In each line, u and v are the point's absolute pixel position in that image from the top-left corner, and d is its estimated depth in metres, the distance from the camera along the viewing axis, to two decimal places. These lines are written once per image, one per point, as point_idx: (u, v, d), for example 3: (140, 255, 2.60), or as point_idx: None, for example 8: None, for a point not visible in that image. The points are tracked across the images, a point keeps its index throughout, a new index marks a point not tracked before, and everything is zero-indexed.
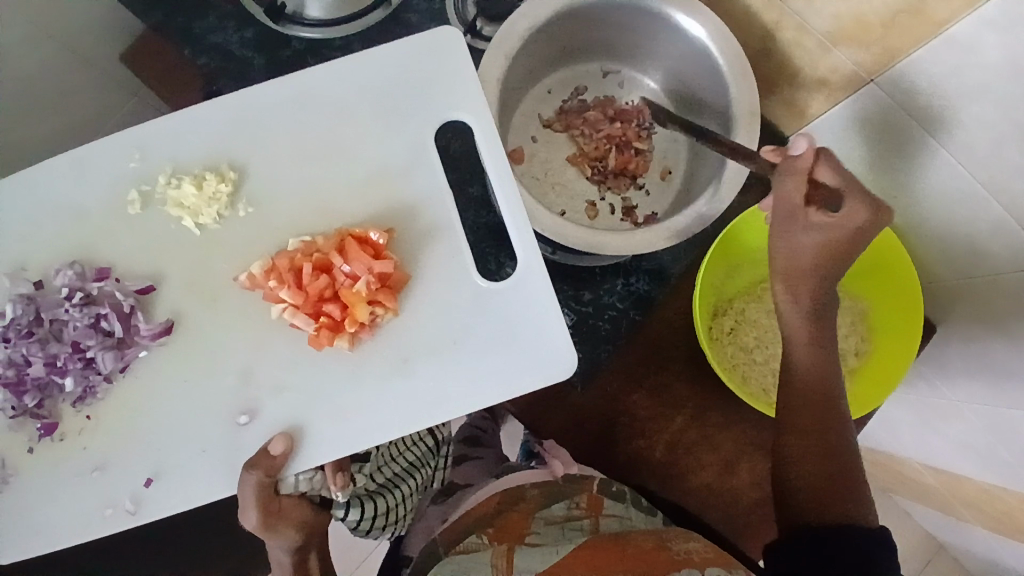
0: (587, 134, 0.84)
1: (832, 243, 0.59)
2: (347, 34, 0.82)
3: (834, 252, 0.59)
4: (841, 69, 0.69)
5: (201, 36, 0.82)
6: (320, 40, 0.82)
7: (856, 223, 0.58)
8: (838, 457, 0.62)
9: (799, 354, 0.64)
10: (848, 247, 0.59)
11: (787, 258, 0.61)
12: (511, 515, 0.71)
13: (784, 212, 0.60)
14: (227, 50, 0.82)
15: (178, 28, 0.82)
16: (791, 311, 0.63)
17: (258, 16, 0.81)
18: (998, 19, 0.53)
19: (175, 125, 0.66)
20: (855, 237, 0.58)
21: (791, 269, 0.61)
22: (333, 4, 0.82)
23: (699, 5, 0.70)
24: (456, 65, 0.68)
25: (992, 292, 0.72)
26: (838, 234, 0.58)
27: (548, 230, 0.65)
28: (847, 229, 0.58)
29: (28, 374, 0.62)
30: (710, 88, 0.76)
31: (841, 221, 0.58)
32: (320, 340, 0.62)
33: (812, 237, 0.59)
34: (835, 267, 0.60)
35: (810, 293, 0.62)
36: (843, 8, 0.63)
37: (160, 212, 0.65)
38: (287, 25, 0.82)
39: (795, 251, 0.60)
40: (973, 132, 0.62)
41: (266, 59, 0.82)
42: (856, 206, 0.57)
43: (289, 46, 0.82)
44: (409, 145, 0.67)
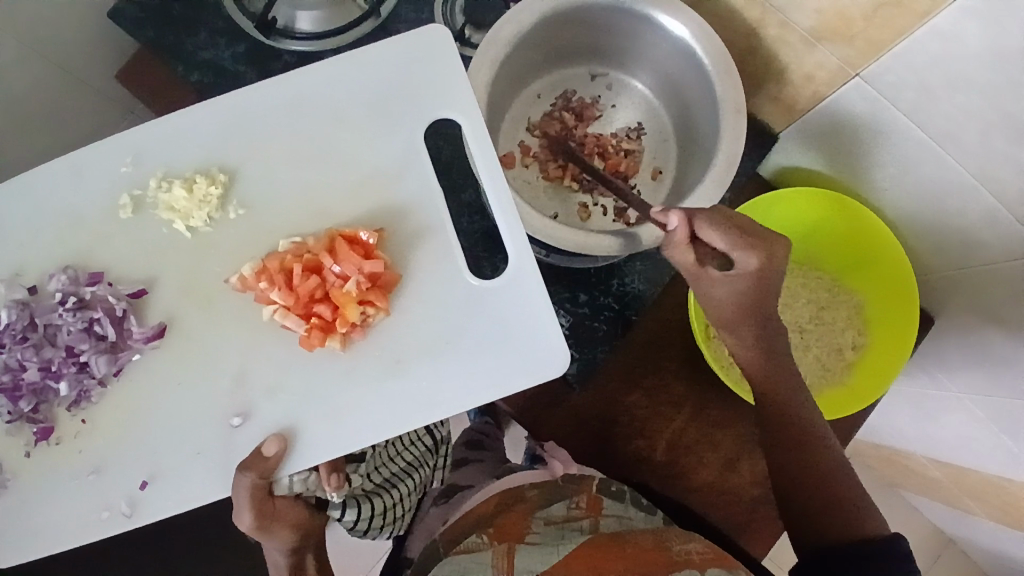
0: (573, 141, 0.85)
1: (745, 296, 0.59)
2: (338, 45, 0.82)
3: (749, 303, 0.59)
4: (826, 65, 0.69)
5: (192, 52, 0.83)
6: (312, 53, 0.83)
7: (754, 274, 0.57)
8: (825, 480, 0.61)
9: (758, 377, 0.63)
10: (761, 294, 0.59)
11: (712, 315, 0.61)
12: (509, 515, 0.71)
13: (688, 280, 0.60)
14: (218, 65, 0.83)
15: (168, 43, 0.83)
16: (745, 355, 0.63)
17: (249, 30, 0.82)
18: (977, 6, 0.53)
19: (165, 130, 0.66)
20: (763, 285, 0.58)
21: (723, 324, 0.61)
22: (322, 16, 0.83)
23: (679, 5, 0.71)
24: (442, 67, 0.69)
25: (988, 279, 0.72)
26: (744, 289, 0.58)
27: (539, 232, 0.67)
28: (751, 281, 0.58)
29: (23, 379, 0.62)
30: (697, 86, 0.77)
31: (740, 277, 0.58)
32: (311, 340, 0.62)
33: (722, 295, 0.59)
34: (759, 311, 0.60)
35: (753, 334, 0.61)
36: (825, 2, 0.63)
37: (151, 216, 0.66)
38: (278, 39, 0.82)
39: (715, 309, 0.60)
40: (959, 120, 0.62)
41: (258, 71, 0.83)
42: (747, 259, 0.57)
43: (280, 59, 0.83)
44: (398, 146, 0.67)
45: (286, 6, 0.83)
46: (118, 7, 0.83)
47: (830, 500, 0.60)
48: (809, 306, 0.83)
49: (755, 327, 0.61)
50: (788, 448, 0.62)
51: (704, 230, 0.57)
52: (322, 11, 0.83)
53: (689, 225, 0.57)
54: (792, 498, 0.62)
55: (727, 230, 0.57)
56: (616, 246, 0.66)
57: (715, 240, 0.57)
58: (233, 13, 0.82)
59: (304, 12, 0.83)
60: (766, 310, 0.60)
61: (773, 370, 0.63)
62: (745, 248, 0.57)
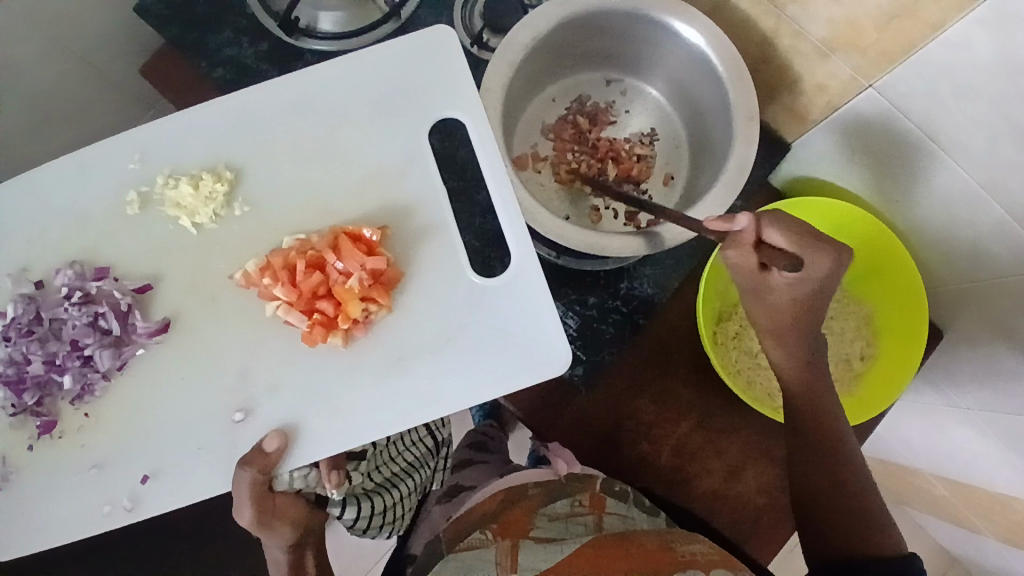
0: (589, 139, 0.85)
1: (802, 296, 0.58)
2: (358, 46, 0.82)
3: (807, 303, 0.58)
4: (838, 75, 0.69)
5: (216, 49, 0.83)
6: (330, 52, 0.83)
7: (821, 276, 0.56)
8: (847, 485, 0.60)
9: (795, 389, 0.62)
10: (818, 294, 0.58)
11: (767, 319, 0.60)
12: (514, 511, 0.72)
13: (747, 281, 0.58)
14: (240, 62, 0.83)
15: (192, 42, 0.83)
16: (783, 363, 0.62)
17: (272, 29, 0.83)
18: (990, 19, 0.53)
19: (177, 128, 0.67)
20: (823, 286, 0.57)
21: (777, 326, 0.60)
22: (345, 17, 0.84)
23: (694, 13, 0.71)
24: (454, 70, 0.69)
25: (997, 294, 0.72)
26: (806, 289, 0.57)
27: (550, 232, 0.65)
28: (814, 285, 0.57)
29: (27, 373, 0.62)
30: (710, 94, 0.77)
31: (805, 279, 0.56)
32: (314, 336, 0.62)
33: (783, 296, 0.58)
34: (811, 319, 0.60)
35: (798, 347, 0.61)
36: (838, 12, 0.63)
37: (158, 212, 0.66)
38: (300, 39, 0.83)
39: (771, 311, 0.59)
40: (969, 131, 0.62)
41: (280, 70, 0.83)
42: (818, 261, 0.55)
43: (302, 57, 0.83)
44: (405, 146, 0.68)
45: (309, 6, 0.84)
46: (144, 2, 0.84)
47: (849, 505, 0.59)
48: None
49: (805, 330, 0.60)
50: (819, 455, 0.61)
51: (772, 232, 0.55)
52: (344, 13, 0.84)
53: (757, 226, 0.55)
54: (813, 505, 0.61)
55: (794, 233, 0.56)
56: (641, 245, 0.67)
57: (781, 242, 0.55)
58: (256, 12, 0.83)
59: (325, 12, 0.84)
60: (814, 320, 0.60)
61: (811, 385, 0.62)
62: (814, 251, 0.55)
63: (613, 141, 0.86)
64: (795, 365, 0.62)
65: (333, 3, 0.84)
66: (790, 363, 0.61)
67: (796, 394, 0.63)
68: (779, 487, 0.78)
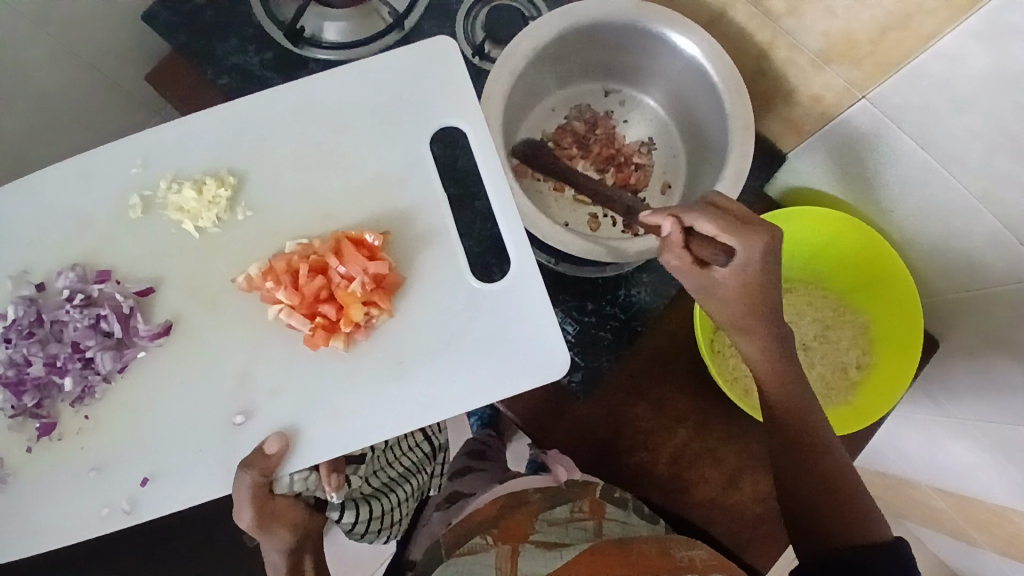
0: (593, 138, 0.87)
1: (749, 283, 0.59)
2: (360, 56, 0.85)
3: (758, 290, 0.59)
4: (833, 87, 0.70)
5: (222, 57, 0.84)
6: (338, 61, 0.85)
7: (758, 260, 0.57)
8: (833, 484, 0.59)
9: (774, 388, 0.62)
10: (766, 279, 0.58)
11: (726, 313, 0.61)
12: (513, 517, 0.73)
13: (692, 280, 0.60)
14: (245, 70, 0.84)
15: (199, 49, 0.84)
16: (754, 354, 0.62)
17: (279, 39, 0.84)
18: (983, 31, 0.55)
19: (181, 133, 0.67)
20: (766, 269, 0.58)
21: (737, 316, 0.61)
22: (351, 26, 0.85)
23: (693, 25, 0.72)
24: (455, 80, 0.70)
25: (991, 303, 0.73)
26: (750, 276, 0.58)
27: (550, 237, 0.66)
28: (755, 268, 0.58)
29: (28, 374, 0.62)
30: (708, 105, 0.77)
31: (743, 266, 0.57)
32: (316, 340, 0.63)
33: (730, 286, 0.59)
34: (769, 301, 0.59)
35: (766, 331, 0.61)
36: (833, 25, 0.64)
37: (161, 217, 0.66)
38: (305, 47, 0.84)
39: (726, 304, 0.60)
40: (963, 143, 0.63)
41: (285, 77, 0.85)
42: (750, 245, 0.57)
43: (308, 66, 0.85)
44: (407, 153, 0.68)
45: (314, 16, 0.85)
46: (152, 11, 0.84)
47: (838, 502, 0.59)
48: (815, 324, 0.84)
49: (766, 317, 0.60)
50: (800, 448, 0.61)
51: (698, 225, 0.57)
52: (348, 23, 0.85)
53: (682, 223, 0.58)
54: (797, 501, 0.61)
55: (724, 220, 0.57)
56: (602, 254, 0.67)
57: (710, 232, 0.57)
58: (263, 21, 0.84)
59: (330, 22, 0.85)
60: (774, 302, 0.60)
61: (785, 375, 0.61)
62: (741, 237, 0.56)
63: (613, 147, 0.87)
64: (767, 355, 0.61)
65: (338, 14, 0.85)
66: (763, 352, 0.61)
67: (769, 383, 0.62)
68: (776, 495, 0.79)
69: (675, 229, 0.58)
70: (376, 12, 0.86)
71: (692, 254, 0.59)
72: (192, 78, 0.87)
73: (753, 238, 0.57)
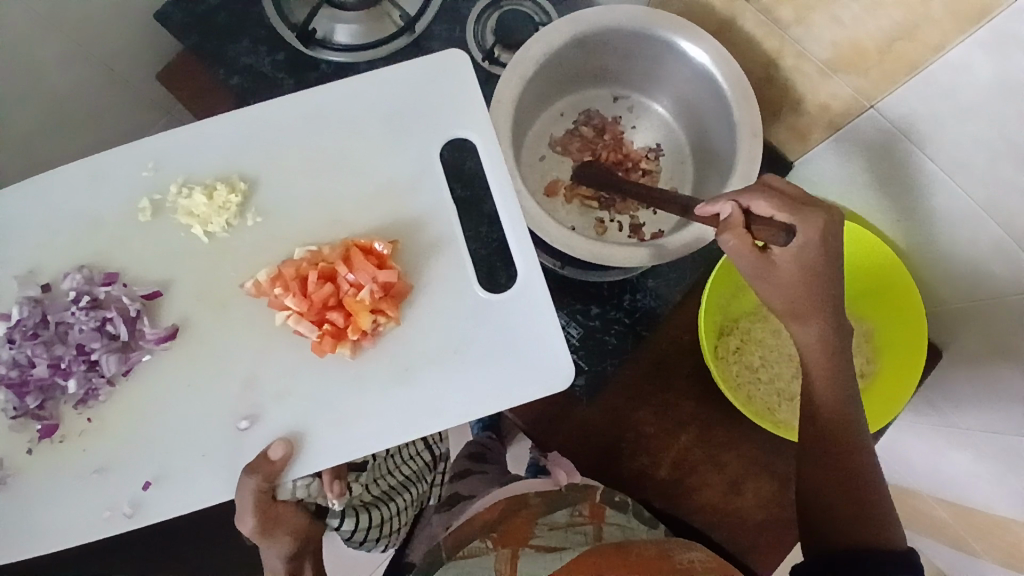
0: (603, 142, 0.87)
1: (810, 265, 0.58)
2: (382, 56, 0.85)
3: (817, 274, 0.58)
4: (841, 95, 0.70)
5: (234, 57, 0.84)
6: (346, 65, 0.85)
7: (818, 238, 0.57)
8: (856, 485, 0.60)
9: (823, 385, 0.61)
10: (827, 262, 0.58)
11: (783, 300, 0.60)
12: (514, 520, 0.74)
13: (751, 266, 0.59)
14: (257, 71, 0.84)
15: (210, 50, 0.84)
16: (808, 341, 0.61)
17: (290, 40, 0.84)
18: (991, 42, 0.55)
19: (190, 136, 0.67)
20: (826, 252, 0.58)
21: (794, 302, 0.60)
22: (362, 29, 0.85)
23: (702, 33, 0.72)
24: (465, 86, 0.70)
25: (995, 312, 0.73)
26: (810, 256, 0.57)
27: (557, 240, 0.67)
28: (815, 250, 0.57)
29: (31, 376, 0.62)
30: (716, 113, 0.77)
31: (805, 245, 0.57)
32: (323, 346, 0.63)
33: (792, 268, 0.58)
34: (826, 288, 0.59)
35: (821, 321, 0.60)
36: (841, 34, 0.64)
37: (169, 220, 0.66)
38: (316, 49, 0.84)
39: (784, 289, 0.59)
40: (969, 152, 0.63)
41: (296, 80, 0.84)
42: (811, 223, 0.57)
43: (318, 68, 0.85)
44: (417, 160, 0.68)
45: (326, 19, 0.85)
46: (166, 11, 0.85)
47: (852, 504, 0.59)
48: None
49: (824, 302, 0.59)
50: (829, 447, 0.61)
51: (759, 205, 0.58)
52: (359, 26, 0.85)
53: (742, 205, 0.58)
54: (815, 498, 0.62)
55: (782, 202, 0.58)
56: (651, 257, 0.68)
57: (770, 213, 0.58)
58: (276, 23, 0.84)
59: (341, 25, 0.85)
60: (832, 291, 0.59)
61: (835, 369, 0.61)
62: (802, 217, 0.57)
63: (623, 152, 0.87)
64: (824, 344, 0.61)
65: (349, 16, 0.85)
66: (821, 342, 0.60)
67: (818, 378, 0.61)
68: (777, 503, 0.79)
69: (736, 211, 0.58)
70: (387, 15, 0.86)
71: (752, 238, 0.58)
72: (202, 79, 0.87)
73: (811, 221, 0.57)
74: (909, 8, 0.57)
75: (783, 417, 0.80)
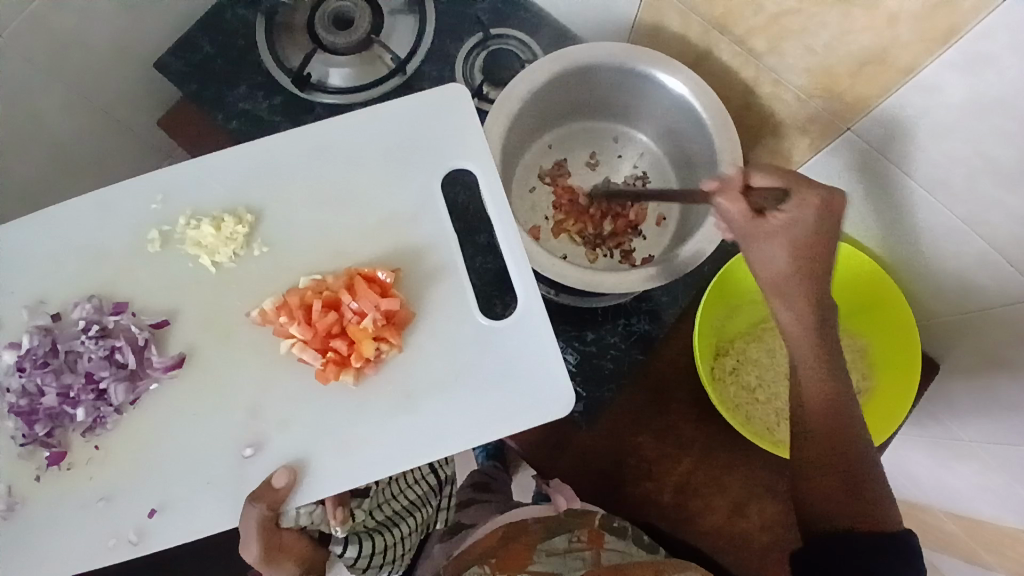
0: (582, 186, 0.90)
1: (800, 241, 0.58)
2: (367, 99, 0.89)
3: (811, 253, 0.58)
4: (819, 119, 0.74)
5: (232, 103, 0.88)
6: (341, 105, 0.89)
7: (811, 214, 0.58)
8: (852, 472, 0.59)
9: (811, 374, 0.61)
10: (818, 239, 0.58)
11: (769, 275, 0.60)
12: (513, 546, 0.75)
13: (746, 230, 0.59)
14: (255, 116, 0.88)
15: (210, 97, 0.88)
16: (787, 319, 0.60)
17: (285, 84, 0.88)
18: (958, 62, 0.58)
19: (196, 171, 0.69)
20: (817, 230, 0.58)
21: (780, 277, 0.59)
22: (354, 71, 0.89)
23: (681, 66, 0.76)
24: (461, 118, 0.73)
25: (987, 322, 0.75)
26: (798, 231, 0.58)
27: (548, 270, 0.70)
28: (806, 219, 0.58)
29: (39, 404, 0.63)
30: (697, 141, 0.81)
31: (796, 218, 0.58)
32: (327, 374, 0.64)
33: (782, 240, 0.58)
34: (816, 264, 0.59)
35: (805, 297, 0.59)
36: (814, 62, 0.68)
37: (178, 250, 0.68)
38: (311, 92, 0.88)
39: (770, 262, 0.59)
40: (946, 170, 0.66)
41: (292, 121, 0.89)
42: (805, 200, 0.58)
43: (313, 110, 0.89)
44: (417, 190, 0.71)
45: (319, 62, 0.89)
46: (165, 59, 0.89)
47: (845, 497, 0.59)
48: None
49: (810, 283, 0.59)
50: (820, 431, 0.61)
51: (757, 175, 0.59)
52: (352, 68, 0.89)
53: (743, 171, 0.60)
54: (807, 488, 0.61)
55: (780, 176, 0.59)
56: (656, 275, 0.71)
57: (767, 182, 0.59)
58: (271, 68, 0.88)
59: (335, 68, 0.89)
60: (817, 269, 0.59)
61: (817, 351, 0.60)
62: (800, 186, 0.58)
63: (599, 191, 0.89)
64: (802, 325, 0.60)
65: (343, 60, 0.89)
66: (799, 321, 0.60)
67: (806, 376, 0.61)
68: (781, 524, 0.79)
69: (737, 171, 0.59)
70: (379, 58, 0.90)
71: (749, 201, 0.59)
72: (206, 125, 0.91)
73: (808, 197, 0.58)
74: (878, 35, 0.61)
75: (782, 436, 0.82)
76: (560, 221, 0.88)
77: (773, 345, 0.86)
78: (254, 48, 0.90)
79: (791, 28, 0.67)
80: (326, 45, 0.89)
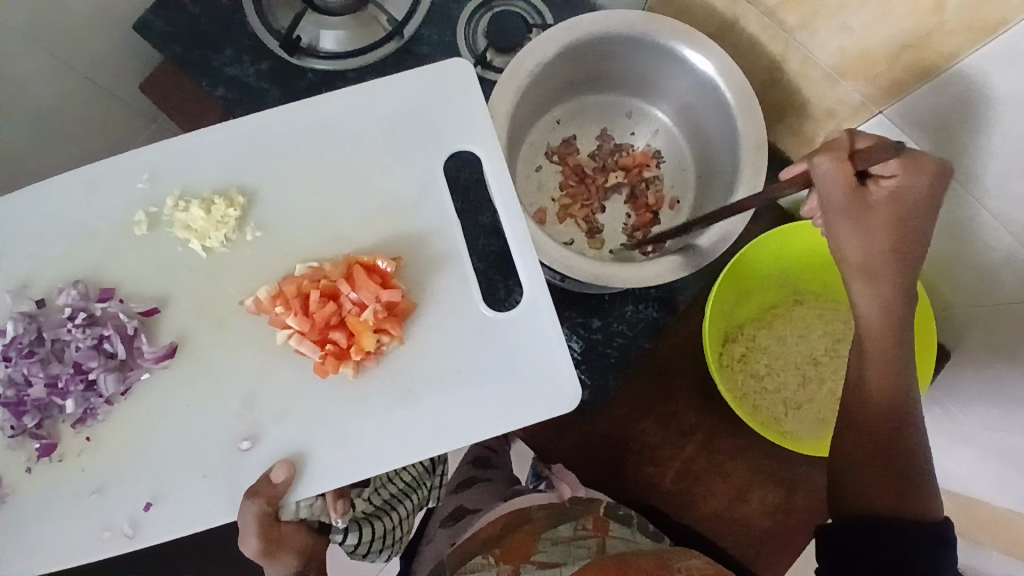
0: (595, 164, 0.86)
1: (902, 215, 0.53)
2: (361, 66, 0.84)
3: (908, 229, 0.54)
4: (847, 101, 0.70)
5: (217, 68, 0.84)
6: (332, 72, 0.85)
7: (921, 183, 0.53)
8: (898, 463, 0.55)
9: (879, 356, 0.56)
10: (920, 214, 0.54)
11: (861, 251, 0.55)
12: (517, 535, 0.73)
13: (846, 198, 0.53)
14: (241, 82, 0.84)
15: (193, 61, 0.84)
16: (866, 300, 0.55)
17: (274, 49, 0.83)
18: (1005, 53, 0.54)
19: (187, 149, 0.66)
20: (920, 205, 0.54)
21: (871, 256, 0.54)
22: (348, 35, 0.84)
23: (705, 40, 0.71)
24: (467, 95, 0.68)
25: (1001, 315, 0.70)
26: (902, 203, 0.53)
27: (555, 261, 0.67)
28: (914, 190, 0.53)
29: (27, 395, 0.61)
30: (717, 122, 0.76)
31: (904, 187, 0.53)
32: (326, 367, 0.62)
33: (883, 214, 0.53)
34: (910, 244, 0.54)
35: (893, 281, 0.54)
36: (848, 41, 0.64)
37: (167, 233, 0.65)
38: (301, 58, 0.84)
39: (865, 240, 0.54)
40: (979, 163, 0.62)
41: (283, 90, 0.85)
42: (918, 167, 0.53)
43: (304, 77, 0.85)
44: (419, 174, 0.67)
45: (311, 24, 0.84)
46: (147, 19, 0.84)
47: (887, 490, 0.54)
48: (825, 338, 0.82)
49: (902, 267, 0.54)
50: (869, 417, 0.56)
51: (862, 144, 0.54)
52: (345, 31, 0.84)
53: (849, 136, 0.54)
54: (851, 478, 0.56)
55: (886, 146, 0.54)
56: (681, 266, 0.68)
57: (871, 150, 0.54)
58: (258, 31, 0.84)
59: (327, 31, 0.84)
60: (911, 250, 0.54)
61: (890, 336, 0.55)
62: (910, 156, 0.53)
63: (610, 173, 0.86)
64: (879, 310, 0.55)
65: (336, 22, 0.84)
66: (881, 304, 0.55)
67: (873, 371, 0.56)
68: (783, 510, 0.79)
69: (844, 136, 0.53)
70: (374, 20, 0.85)
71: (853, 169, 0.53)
72: (189, 88, 0.85)
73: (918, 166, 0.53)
74: (921, 17, 0.56)
75: (790, 427, 0.80)
76: (566, 205, 0.85)
77: (784, 333, 0.83)
78: (239, 9, 0.85)
79: (825, 5, 0.62)
80: (318, 5, 0.84)
